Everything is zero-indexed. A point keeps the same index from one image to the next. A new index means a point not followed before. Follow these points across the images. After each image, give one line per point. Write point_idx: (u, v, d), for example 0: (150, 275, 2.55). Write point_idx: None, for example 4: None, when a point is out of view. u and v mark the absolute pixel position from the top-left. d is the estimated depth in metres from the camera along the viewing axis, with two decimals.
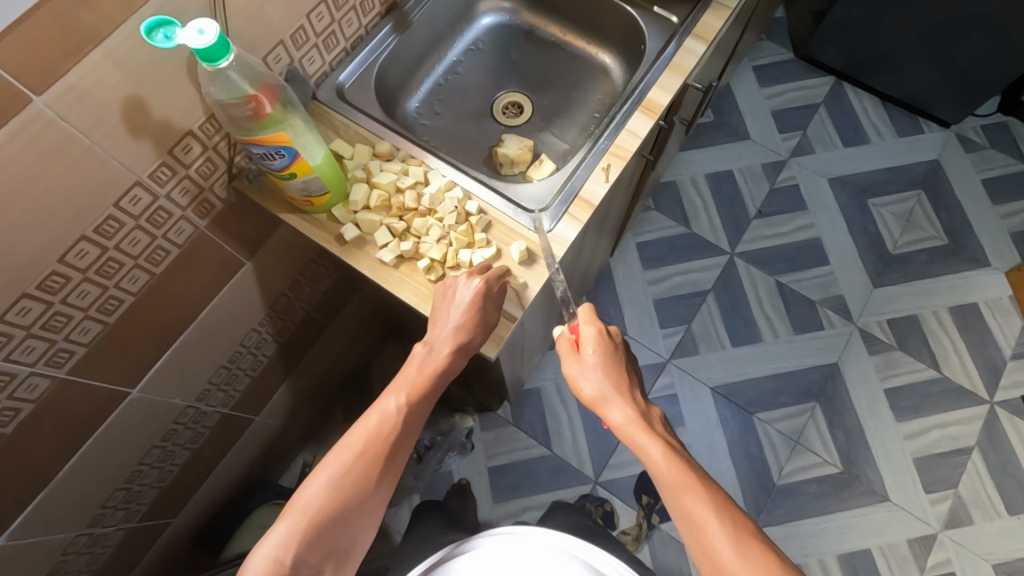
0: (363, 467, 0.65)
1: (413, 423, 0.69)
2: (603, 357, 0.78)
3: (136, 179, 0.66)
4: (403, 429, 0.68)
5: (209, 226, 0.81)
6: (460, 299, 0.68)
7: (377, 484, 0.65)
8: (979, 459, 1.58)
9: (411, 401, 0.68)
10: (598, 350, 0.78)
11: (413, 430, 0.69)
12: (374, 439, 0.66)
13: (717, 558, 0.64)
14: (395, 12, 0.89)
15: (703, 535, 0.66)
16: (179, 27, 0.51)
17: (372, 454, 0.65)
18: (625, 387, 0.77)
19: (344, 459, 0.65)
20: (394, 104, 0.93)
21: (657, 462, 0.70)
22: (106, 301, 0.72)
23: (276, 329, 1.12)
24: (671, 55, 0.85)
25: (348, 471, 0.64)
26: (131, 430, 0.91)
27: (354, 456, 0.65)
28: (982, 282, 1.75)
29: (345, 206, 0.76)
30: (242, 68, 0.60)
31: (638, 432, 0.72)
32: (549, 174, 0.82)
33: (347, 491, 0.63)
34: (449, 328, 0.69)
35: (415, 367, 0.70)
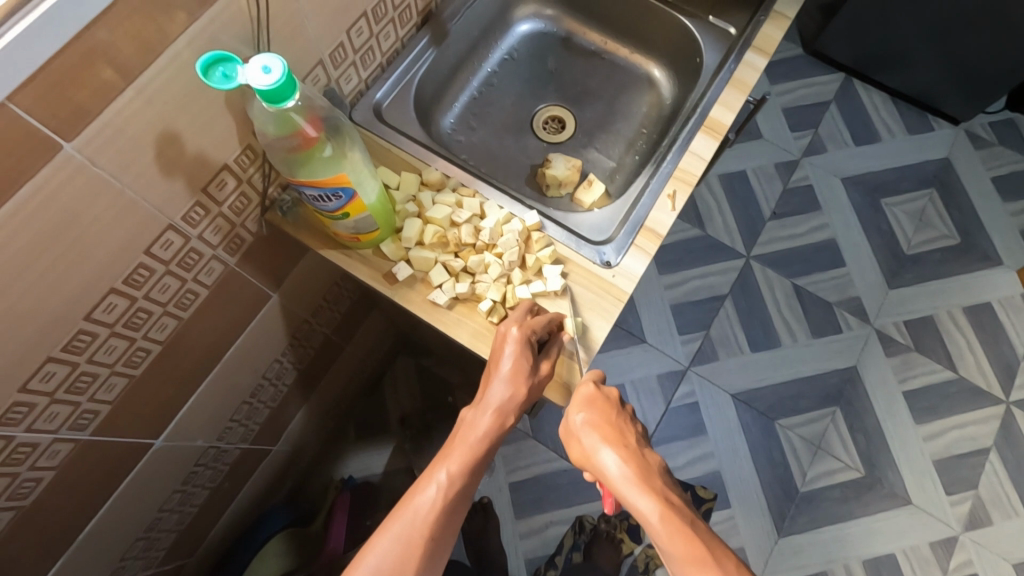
0: (407, 565, 0.53)
1: (460, 504, 0.58)
2: (593, 408, 0.64)
3: (168, 222, 0.59)
4: (453, 512, 0.57)
5: (238, 262, 0.74)
6: (516, 349, 0.62)
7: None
8: (996, 459, 1.60)
9: (463, 476, 0.58)
10: (588, 399, 0.64)
11: (462, 506, 0.58)
12: (419, 525, 0.55)
13: None
14: (432, 22, 0.82)
15: None
16: (240, 63, 0.44)
17: (416, 548, 0.54)
18: (619, 435, 0.63)
19: (383, 554, 0.53)
20: (430, 121, 0.86)
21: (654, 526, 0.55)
22: (134, 353, 0.65)
23: (297, 357, 1.05)
24: (732, 69, 0.80)
25: (392, 569, 0.52)
26: (153, 479, 0.84)
27: (392, 547, 0.53)
28: (994, 280, 1.76)
29: (395, 241, 0.69)
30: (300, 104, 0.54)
31: (633, 491, 0.57)
32: (601, 198, 0.78)
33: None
34: (500, 387, 0.61)
35: (462, 434, 0.61)
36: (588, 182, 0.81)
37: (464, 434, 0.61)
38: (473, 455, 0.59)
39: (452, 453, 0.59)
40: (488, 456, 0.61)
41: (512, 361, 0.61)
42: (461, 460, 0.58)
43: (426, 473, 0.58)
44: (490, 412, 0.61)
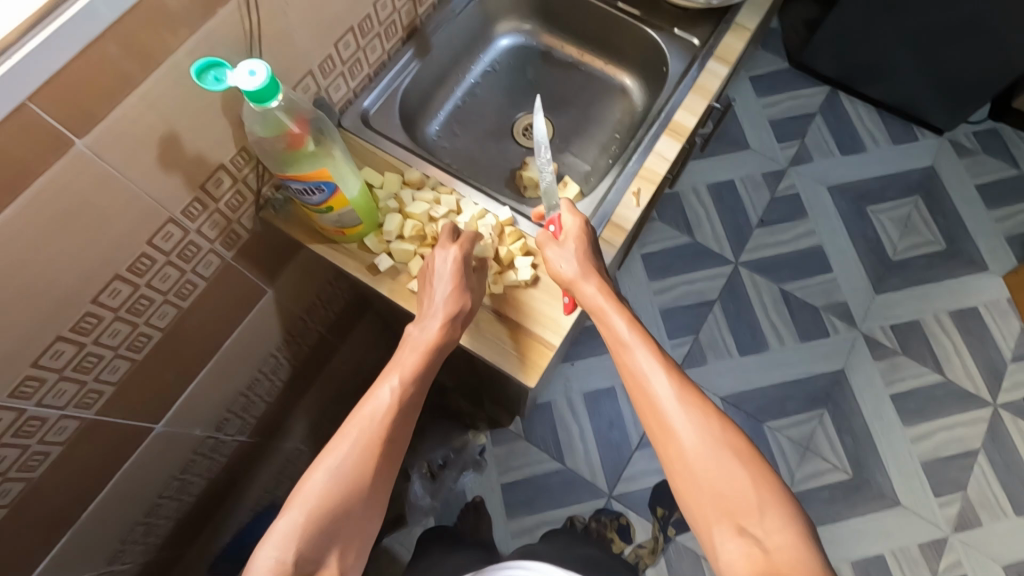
0: (366, 456, 0.59)
1: (414, 406, 0.64)
2: (584, 247, 0.71)
3: (169, 216, 0.65)
4: (405, 409, 0.63)
5: (234, 257, 0.79)
6: (455, 270, 0.68)
7: (382, 476, 0.60)
8: (984, 461, 1.61)
9: (411, 375, 0.64)
10: (580, 240, 0.71)
11: (416, 409, 0.65)
12: (374, 424, 0.61)
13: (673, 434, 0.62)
14: (417, 37, 0.89)
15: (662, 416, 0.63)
16: (230, 69, 0.50)
17: (375, 442, 0.60)
18: (599, 270, 0.71)
19: (346, 449, 0.59)
20: (416, 129, 0.92)
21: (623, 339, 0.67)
22: (136, 338, 0.71)
23: (292, 353, 1.10)
24: (695, 77, 0.86)
25: (352, 461, 0.58)
26: (153, 464, 0.89)
27: (355, 443, 0.59)
28: (980, 285, 1.79)
29: (378, 235, 0.75)
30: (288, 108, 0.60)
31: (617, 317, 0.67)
32: (574, 197, 0.83)
33: (348, 481, 0.57)
34: (438, 303, 0.67)
35: (408, 345, 0.67)
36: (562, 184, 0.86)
37: (412, 344, 0.67)
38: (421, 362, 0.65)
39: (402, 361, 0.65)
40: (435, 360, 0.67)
41: (450, 271, 0.68)
42: (409, 362, 0.65)
43: (378, 379, 0.65)
44: (437, 321, 0.66)
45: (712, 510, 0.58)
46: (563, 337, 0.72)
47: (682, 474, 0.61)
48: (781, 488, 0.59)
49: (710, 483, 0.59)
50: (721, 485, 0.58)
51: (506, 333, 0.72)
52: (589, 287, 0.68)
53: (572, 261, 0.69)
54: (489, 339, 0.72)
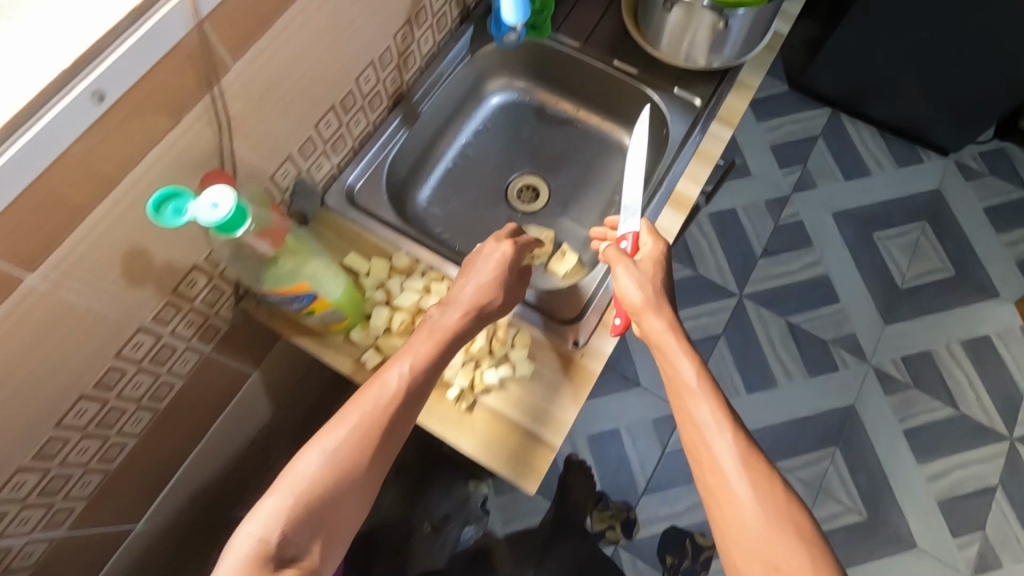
0: (362, 441, 0.54)
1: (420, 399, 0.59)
2: (657, 272, 0.69)
3: (139, 326, 0.60)
4: (411, 398, 0.58)
5: (214, 349, 0.75)
6: (497, 265, 0.66)
7: (380, 459, 0.55)
8: (1003, 498, 1.56)
9: (425, 364, 0.60)
10: (658, 263, 0.70)
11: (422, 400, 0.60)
12: (377, 410, 0.56)
13: (727, 487, 0.57)
14: (404, 103, 0.84)
15: (714, 469, 0.59)
16: (191, 198, 0.45)
17: (373, 429, 0.55)
18: (669, 298, 0.69)
19: (341, 435, 0.55)
20: (405, 198, 0.88)
21: (684, 372, 0.63)
22: (108, 449, 0.66)
23: (283, 424, 1.05)
24: (697, 141, 0.82)
25: (347, 446, 0.54)
26: (133, 561, 0.84)
27: (352, 431, 0.55)
28: (992, 312, 1.74)
29: (365, 328, 0.70)
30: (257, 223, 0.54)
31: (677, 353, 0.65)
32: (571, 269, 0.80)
33: (338, 465, 0.53)
34: (472, 285, 0.65)
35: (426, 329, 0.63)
36: (562, 253, 0.81)
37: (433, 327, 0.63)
38: (437, 349, 0.60)
39: (417, 346, 0.60)
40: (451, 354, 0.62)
41: (489, 276, 0.65)
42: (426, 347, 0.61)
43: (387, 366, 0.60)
44: (462, 305, 0.63)
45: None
46: (565, 436, 0.67)
47: (730, 527, 0.56)
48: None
49: (765, 556, 0.53)
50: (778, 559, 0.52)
51: (505, 432, 0.67)
52: (656, 319, 0.67)
53: (642, 285, 0.68)
54: (486, 440, 0.67)
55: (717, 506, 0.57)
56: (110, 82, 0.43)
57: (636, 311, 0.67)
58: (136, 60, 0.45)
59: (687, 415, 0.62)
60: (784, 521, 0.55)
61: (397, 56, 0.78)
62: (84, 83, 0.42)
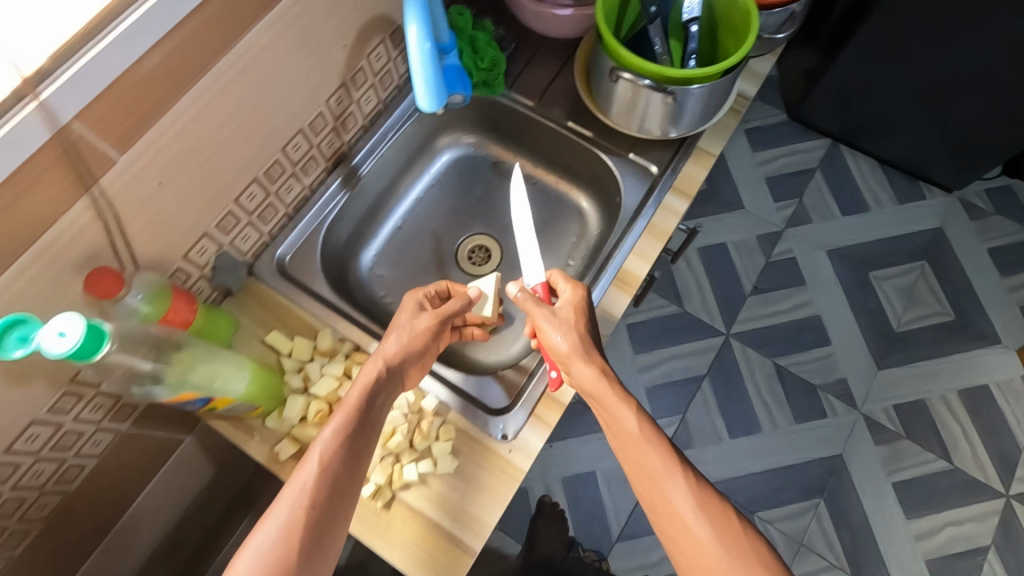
0: (295, 535, 0.51)
1: (346, 467, 0.56)
2: (580, 316, 0.66)
3: (32, 419, 0.58)
4: (340, 474, 0.55)
5: (133, 425, 0.72)
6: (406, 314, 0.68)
7: (315, 540, 0.52)
8: (995, 560, 1.49)
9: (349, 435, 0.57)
10: (579, 311, 0.67)
11: (349, 469, 0.56)
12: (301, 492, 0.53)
13: (691, 537, 0.56)
14: (344, 165, 0.81)
15: (674, 518, 0.57)
16: (38, 325, 0.42)
17: (302, 516, 0.52)
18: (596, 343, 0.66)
19: (274, 524, 0.52)
20: (346, 262, 0.84)
21: (626, 419, 0.61)
22: (9, 537, 0.64)
23: (230, 481, 1.03)
24: (651, 214, 0.77)
25: (280, 543, 0.51)
26: None
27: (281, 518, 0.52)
28: (992, 361, 1.66)
29: (282, 414, 0.66)
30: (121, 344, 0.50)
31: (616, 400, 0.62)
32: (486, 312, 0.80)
33: (277, 563, 0.50)
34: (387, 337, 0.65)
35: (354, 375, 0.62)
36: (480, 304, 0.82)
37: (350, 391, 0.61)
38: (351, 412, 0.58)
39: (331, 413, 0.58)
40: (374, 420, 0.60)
41: (394, 348, 0.62)
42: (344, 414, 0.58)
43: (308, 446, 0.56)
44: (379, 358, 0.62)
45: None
46: (486, 540, 0.63)
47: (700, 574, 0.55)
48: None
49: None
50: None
51: (422, 534, 0.63)
52: (585, 366, 0.63)
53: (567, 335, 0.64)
54: (403, 542, 0.63)
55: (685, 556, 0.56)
56: None
57: (563, 360, 0.63)
58: None
59: (637, 461, 0.60)
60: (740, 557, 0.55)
61: (333, 120, 0.75)
62: None
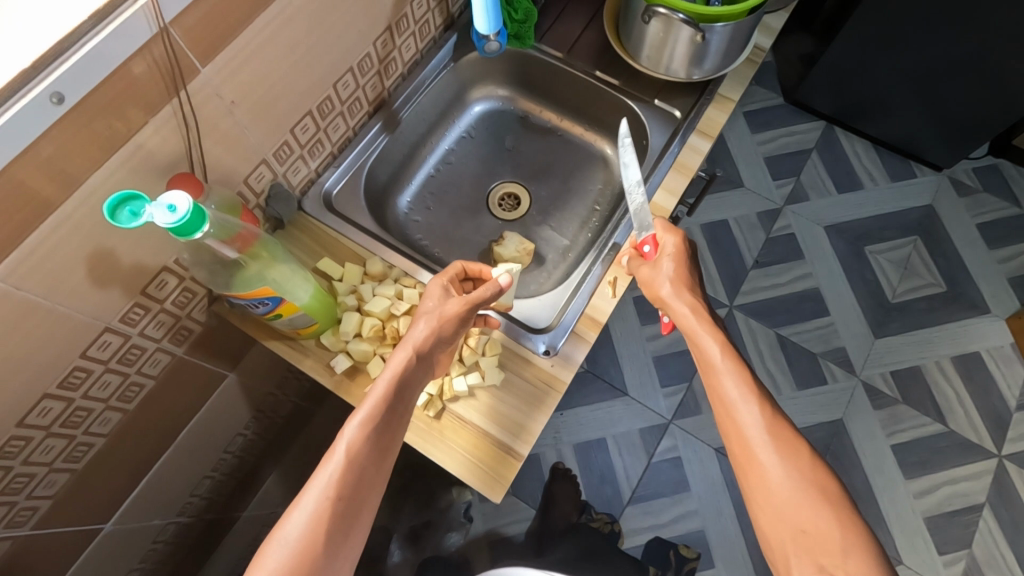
0: (320, 527, 0.53)
1: (378, 455, 0.58)
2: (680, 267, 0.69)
3: (105, 326, 0.60)
4: (365, 468, 0.56)
5: (187, 350, 0.75)
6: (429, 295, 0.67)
7: (343, 528, 0.54)
8: (990, 517, 1.55)
9: (373, 429, 0.58)
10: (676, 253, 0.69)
11: (380, 458, 0.58)
12: (333, 478, 0.55)
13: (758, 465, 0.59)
14: (384, 110, 0.85)
15: (742, 443, 0.60)
16: (147, 201, 0.45)
17: (327, 509, 0.54)
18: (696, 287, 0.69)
19: (307, 508, 0.54)
20: (384, 205, 0.88)
21: (708, 352, 0.64)
22: (75, 449, 0.66)
23: (262, 427, 1.05)
24: (676, 153, 0.81)
25: (311, 529, 0.53)
26: (104, 564, 0.84)
27: (314, 503, 0.54)
28: (983, 329, 1.73)
29: (335, 332, 0.70)
30: (220, 233, 0.53)
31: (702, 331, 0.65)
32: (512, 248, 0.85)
33: (302, 553, 0.52)
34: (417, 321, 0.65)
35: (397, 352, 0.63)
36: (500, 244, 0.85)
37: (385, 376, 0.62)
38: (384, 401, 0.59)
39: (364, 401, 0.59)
40: (401, 415, 0.60)
41: (423, 336, 0.62)
42: (370, 407, 0.59)
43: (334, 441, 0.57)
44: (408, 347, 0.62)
45: (791, 548, 0.56)
46: (533, 445, 0.67)
47: (760, 502, 0.58)
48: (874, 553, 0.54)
49: (797, 527, 0.56)
50: (806, 525, 0.55)
51: (472, 440, 0.67)
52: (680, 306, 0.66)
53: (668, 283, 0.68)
54: (454, 447, 0.67)
55: (750, 482, 0.59)
56: (68, 82, 0.44)
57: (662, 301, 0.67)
58: (95, 64, 0.45)
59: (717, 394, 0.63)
60: (810, 495, 0.56)
61: (378, 63, 0.79)
62: (42, 85, 0.43)
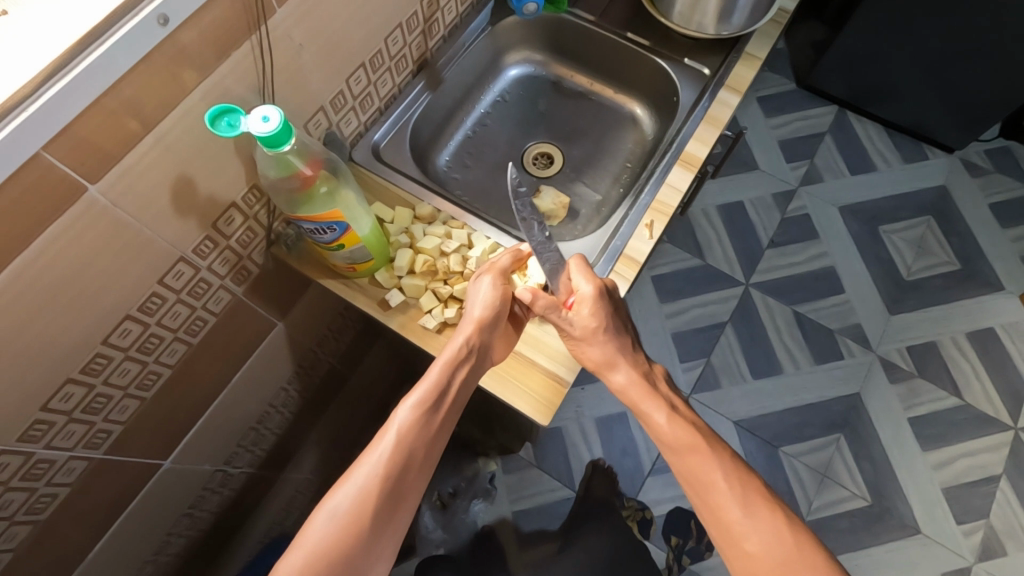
0: (369, 499, 0.59)
1: (423, 439, 0.63)
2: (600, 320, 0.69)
3: (180, 255, 0.65)
4: (412, 449, 0.62)
5: (245, 292, 0.79)
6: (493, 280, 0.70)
7: (389, 507, 0.60)
8: (1008, 488, 1.57)
9: (423, 414, 0.64)
10: (594, 306, 0.69)
11: (426, 444, 0.63)
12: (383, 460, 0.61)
13: (728, 527, 0.64)
14: (427, 70, 0.89)
15: (709, 508, 0.65)
16: (243, 114, 0.50)
17: (375, 486, 0.59)
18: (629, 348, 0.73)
19: (355, 486, 0.59)
20: (426, 162, 0.92)
21: (662, 427, 0.69)
22: (146, 376, 0.70)
23: (304, 384, 1.09)
24: (706, 107, 0.85)
25: (358, 506, 0.58)
26: (161, 504, 0.88)
27: (362, 482, 0.59)
28: (997, 306, 1.76)
29: (388, 270, 0.74)
30: (300, 152, 0.60)
31: (646, 397, 0.71)
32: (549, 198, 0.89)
33: (348, 524, 0.57)
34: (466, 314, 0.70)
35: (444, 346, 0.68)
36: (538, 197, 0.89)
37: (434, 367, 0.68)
38: (433, 390, 0.65)
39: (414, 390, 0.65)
40: (449, 403, 0.66)
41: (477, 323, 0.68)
42: (422, 394, 0.65)
43: (389, 419, 0.64)
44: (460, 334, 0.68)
45: None
46: (576, 374, 0.72)
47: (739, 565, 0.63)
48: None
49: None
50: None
51: (520, 368, 0.72)
52: (619, 373, 0.71)
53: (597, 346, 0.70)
54: (504, 375, 0.72)
55: (723, 543, 0.64)
56: (173, 6, 0.48)
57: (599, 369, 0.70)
58: None
59: (680, 471, 0.68)
60: (779, 552, 0.61)
61: (423, 22, 0.83)
62: (151, 7, 0.47)
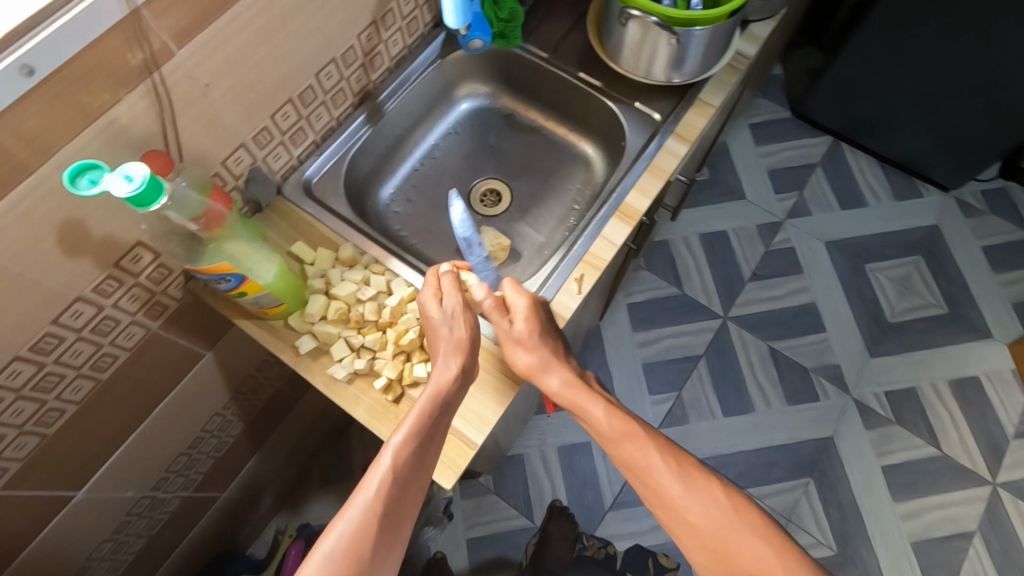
0: (364, 538, 0.53)
1: (417, 472, 0.58)
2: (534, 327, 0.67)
3: (77, 295, 0.63)
4: (407, 482, 0.57)
5: (163, 326, 0.77)
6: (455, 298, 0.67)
7: (386, 550, 0.54)
8: (980, 544, 1.51)
9: (415, 445, 0.58)
10: (529, 315, 0.68)
11: (420, 478, 0.58)
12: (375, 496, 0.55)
13: (671, 506, 0.60)
14: (369, 102, 0.87)
15: (652, 486, 0.61)
16: (105, 170, 0.49)
17: (369, 525, 0.53)
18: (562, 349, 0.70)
19: (347, 524, 0.53)
20: (366, 195, 0.90)
21: (598, 419, 0.65)
22: (46, 413, 0.69)
23: (244, 410, 1.07)
24: (652, 155, 0.82)
25: (351, 546, 0.52)
26: (78, 530, 0.87)
27: (354, 520, 0.53)
28: (982, 353, 1.70)
29: (302, 314, 0.72)
30: (178, 208, 0.57)
31: (580, 393, 0.67)
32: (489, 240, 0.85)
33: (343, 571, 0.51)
34: (444, 335, 0.65)
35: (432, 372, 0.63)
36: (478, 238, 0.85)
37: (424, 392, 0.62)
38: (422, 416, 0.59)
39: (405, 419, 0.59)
40: (440, 434, 0.61)
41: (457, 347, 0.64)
42: (412, 423, 0.59)
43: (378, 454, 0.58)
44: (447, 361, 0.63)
45: None
46: (488, 435, 0.68)
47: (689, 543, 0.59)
48: (793, 544, 0.57)
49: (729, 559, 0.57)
50: (743, 555, 0.57)
51: None
52: (552, 376, 0.67)
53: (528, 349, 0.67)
54: None
55: (672, 526, 0.60)
56: (38, 56, 0.46)
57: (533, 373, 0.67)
58: (66, 38, 0.47)
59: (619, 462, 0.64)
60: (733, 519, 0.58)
61: (362, 56, 0.81)
62: (12, 57, 0.45)
